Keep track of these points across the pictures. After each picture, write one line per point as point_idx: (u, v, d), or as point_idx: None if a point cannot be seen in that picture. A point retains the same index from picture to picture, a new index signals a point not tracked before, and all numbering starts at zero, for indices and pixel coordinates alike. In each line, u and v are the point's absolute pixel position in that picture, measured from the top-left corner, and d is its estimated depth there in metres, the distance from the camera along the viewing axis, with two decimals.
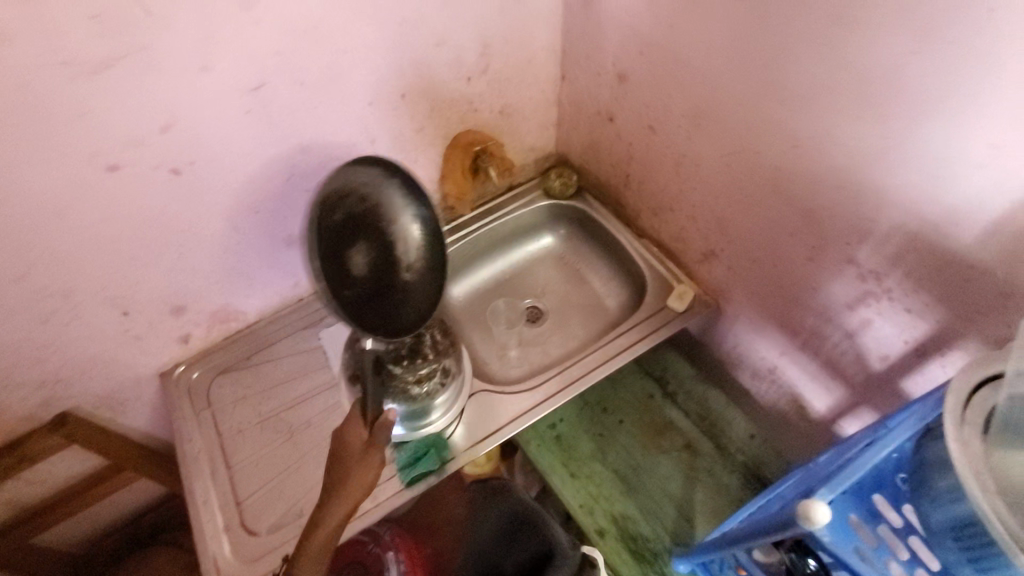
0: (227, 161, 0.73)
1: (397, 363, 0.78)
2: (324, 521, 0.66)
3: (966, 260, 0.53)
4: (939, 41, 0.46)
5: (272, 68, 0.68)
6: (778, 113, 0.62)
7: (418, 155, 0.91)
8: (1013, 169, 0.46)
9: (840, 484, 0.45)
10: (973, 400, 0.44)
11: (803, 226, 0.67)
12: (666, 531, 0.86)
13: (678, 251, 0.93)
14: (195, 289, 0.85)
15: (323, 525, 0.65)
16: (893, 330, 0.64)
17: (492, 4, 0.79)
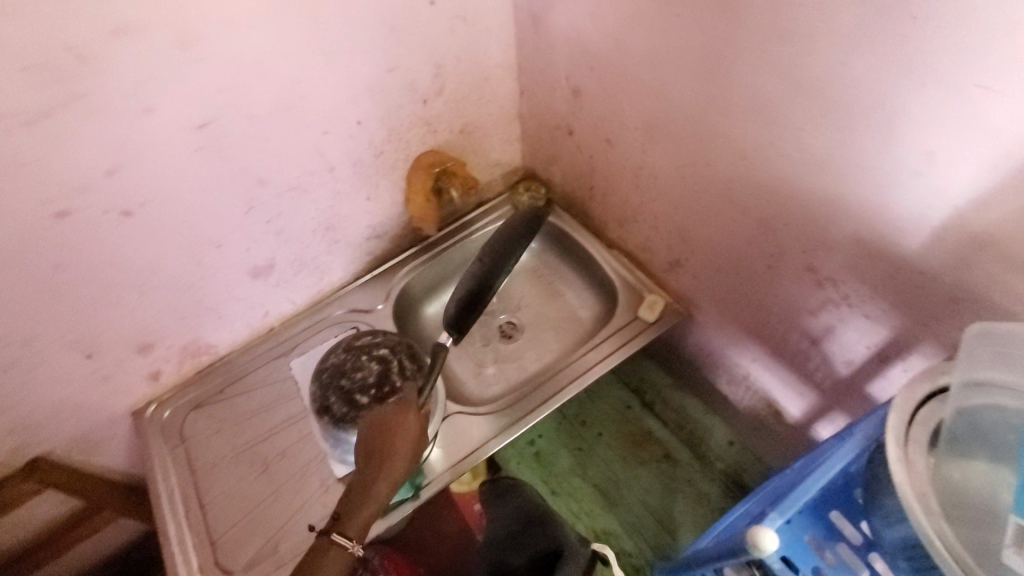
0: (182, 197, 0.72)
1: (365, 393, 0.77)
2: (373, 488, 0.65)
3: (914, 266, 0.52)
4: (867, 52, 0.46)
5: (219, 104, 0.67)
6: (725, 125, 0.62)
7: (380, 179, 0.90)
8: (949, 177, 0.46)
9: (789, 508, 0.46)
10: (921, 414, 0.44)
11: (759, 235, 0.67)
12: (647, 544, 0.87)
13: (646, 260, 0.93)
14: (164, 327, 0.83)
15: (373, 492, 0.65)
16: (855, 336, 0.64)
17: (442, 26, 0.79)
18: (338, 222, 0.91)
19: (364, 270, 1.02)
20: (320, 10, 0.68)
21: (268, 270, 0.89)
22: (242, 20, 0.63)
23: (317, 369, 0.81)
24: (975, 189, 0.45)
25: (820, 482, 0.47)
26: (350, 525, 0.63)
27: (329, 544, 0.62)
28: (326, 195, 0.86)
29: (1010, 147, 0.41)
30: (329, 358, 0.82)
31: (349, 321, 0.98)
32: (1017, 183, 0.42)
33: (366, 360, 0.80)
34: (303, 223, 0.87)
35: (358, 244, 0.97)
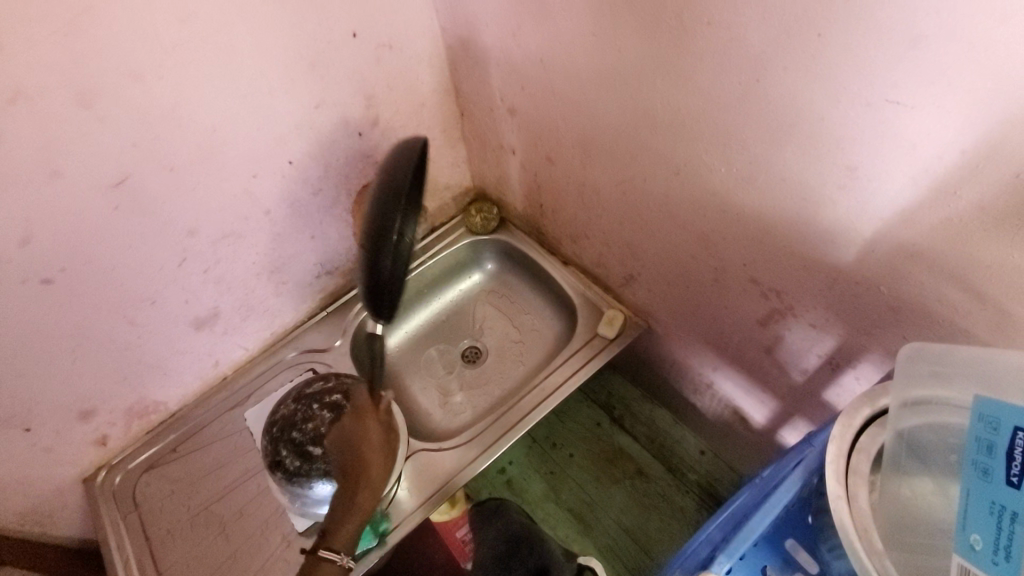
0: (105, 259, 0.68)
1: (317, 443, 0.75)
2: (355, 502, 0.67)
3: (852, 276, 0.51)
4: (776, 68, 0.44)
5: (133, 159, 0.64)
6: (657, 143, 0.61)
7: (322, 216, 0.87)
8: (875, 188, 0.44)
9: (736, 550, 0.47)
10: (863, 440, 0.43)
11: (702, 248, 0.66)
12: (624, 566, 0.87)
13: (602, 275, 0.92)
14: (102, 391, 0.79)
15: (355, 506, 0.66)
16: (807, 345, 0.62)
17: (367, 56, 0.77)
18: (283, 263, 0.88)
19: (318, 307, 0.99)
20: (232, 54, 0.65)
21: (212, 319, 0.85)
22: (146, 72, 0.60)
23: (269, 420, 0.78)
24: (901, 199, 0.43)
25: (769, 519, 0.47)
26: (337, 540, 0.65)
27: (318, 560, 0.64)
28: (265, 237, 0.83)
29: (928, 158, 0.40)
30: (279, 409, 0.79)
31: (305, 362, 0.95)
32: (940, 196, 0.40)
33: (317, 409, 0.77)
34: (243, 269, 0.83)
35: (308, 283, 0.94)
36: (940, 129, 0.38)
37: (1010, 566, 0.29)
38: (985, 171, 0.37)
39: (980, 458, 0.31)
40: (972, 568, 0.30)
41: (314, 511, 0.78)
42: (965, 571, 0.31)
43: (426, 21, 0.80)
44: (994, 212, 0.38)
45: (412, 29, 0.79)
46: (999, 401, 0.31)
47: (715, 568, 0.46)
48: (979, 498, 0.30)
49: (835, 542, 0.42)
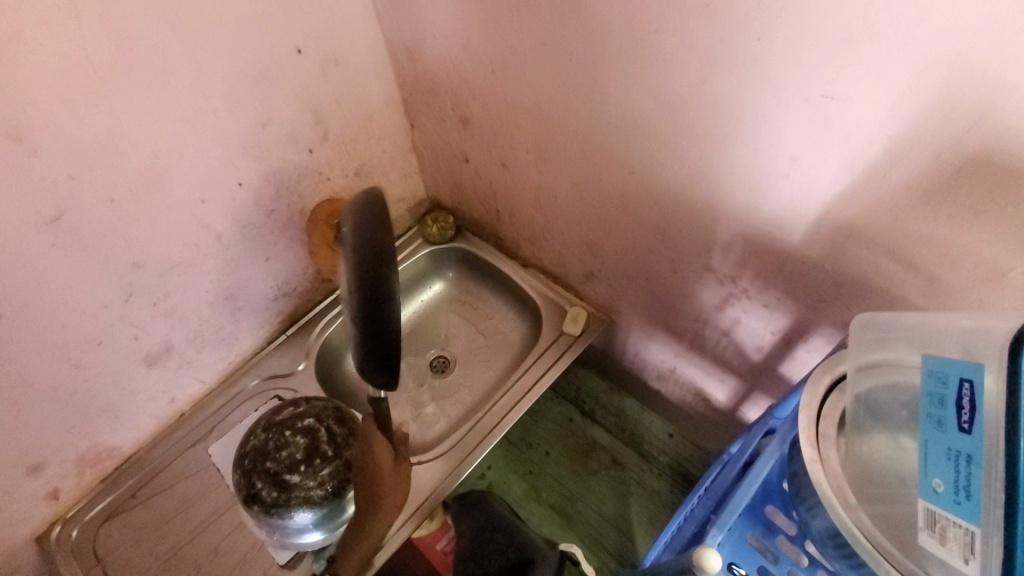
0: (47, 302, 0.64)
1: (294, 471, 0.72)
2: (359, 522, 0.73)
3: (799, 258, 0.55)
4: (721, 68, 0.47)
5: (71, 193, 0.60)
6: (612, 145, 0.63)
7: (276, 237, 0.85)
8: (816, 176, 0.48)
9: (725, 521, 0.49)
10: (827, 406, 0.46)
11: (660, 241, 0.69)
12: (608, 555, 0.89)
13: (562, 274, 0.94)
14: (49, 443, 0.74)
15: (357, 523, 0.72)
16: (759, 324, 0.67)
17: (313, 71, 0.75)
18: (237, 289, 0.85)
19: (277, 331, 0.96)
20: (171, 75, 0.62)
21: (165, 354, 0.81)
22: (80, 100, 0.56)
23: (239, 452, 0.75)
24: (838, 185, 0.47)
25: (751, 488, 0.50)
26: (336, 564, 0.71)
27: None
28: (218, 265, 0.80)
29: (861, 145, 0.43)
30: (249, 439, 0.76)
31: (269, 390, 0.92)
32: (873, 178, 0.44)
33: (291, 436, 0.74)
34: (196, 299, 0.80)
35: (265, 307, 0.91)
36: (868, 120, 0.42)
37: (971, 505, 0.32)
38: (911, 156, 0.41)
39: (935, 411, 0.35)
40: (937, 508, 0.34)
41: (297, 542, 0.76)
42: (933, 514, 0.35)
43: (370, 34, 0.79)
44: (920, 190, 0.43)
45: (356, 41, 0.78)
46: (946, 357, 0.35)
47: (709, 542, 0.49)
48: (937, 446, 0.34)
49: (810, 503, 0.45)
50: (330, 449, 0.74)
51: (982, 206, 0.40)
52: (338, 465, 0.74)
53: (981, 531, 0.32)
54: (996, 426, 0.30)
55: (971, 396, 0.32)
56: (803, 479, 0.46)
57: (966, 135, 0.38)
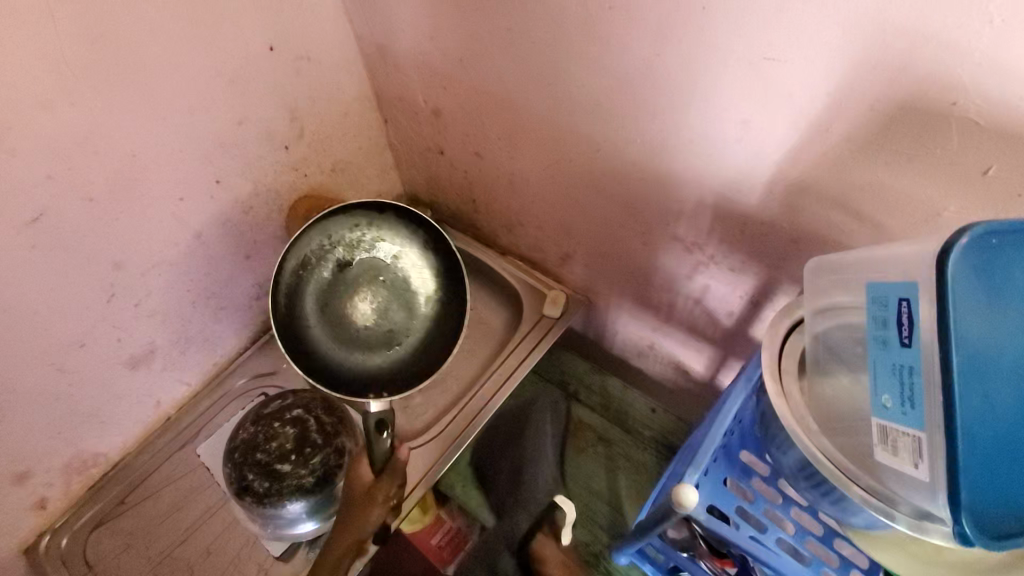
0: (28, 304, 0.64)
1: (285, 460, 0.74)
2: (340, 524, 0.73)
3: (758, 218, 0.59)
4: (673, 40, 0.51)
5: (49, 193, 0.60)
6: (578, 124, 0.66)
7: (255, 235, 0.86)
8: (766, 138, 0.51)
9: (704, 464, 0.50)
10: (787, 347, 0.49)
11: (630, 216, 0.72)
12: (601, 529, 0.92)
13: (540, 259, 0.97)
14: (34, 451, 0.73)
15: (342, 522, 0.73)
16: (728, 289, 0.70)
17: (287, 69, 0.77)
18: (219, 289, 0.85)
19: (260, 330, 0.97)
20: (146, 75, 0.63)
21: (148, 356, 0.81)
22: (57, 99, 0.57)
23: (228, 446, 0.76)
24: (785, 144, 0.51)
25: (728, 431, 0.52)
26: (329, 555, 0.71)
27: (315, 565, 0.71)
28: (198, 264, 0.80)
29: (804, 105, 0.47)
30: (238, 434, 0.77)
31: (254, 390, 0.94)
32: (816, 133, 0.48)
33: (280, 427, 0.76)
34: (178, 299, 0.80)
35: (247, 306, 0.92)
36: (808, 80, 0.45)
37: (915, 413, 0.35)
38: (848, 110, 0.45)
39: (880, 332, 0.38)
40: (889, 422, 0.37)
41: (289, 533, 0.76)
42: (885, 427, 0.37)
43: (340, 31, 0.81)
44: (858, 142, 0.46)
45: (327, 39, 0.80)
46: (888, 282, 0.38)
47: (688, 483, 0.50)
48: (884, 364, 0.37)
49: (779, 439, 0.48)
50: (321, 438, 0.75)
51: (915, 150, 0.44)
52: (329, 452, 0.75)
53: (926, 435, 0.34)
54: (931, 336, 0.33)
55: (910, 312, 0.35)
56: (773, 418, 0.49)
57: (895, 85, 0.41)
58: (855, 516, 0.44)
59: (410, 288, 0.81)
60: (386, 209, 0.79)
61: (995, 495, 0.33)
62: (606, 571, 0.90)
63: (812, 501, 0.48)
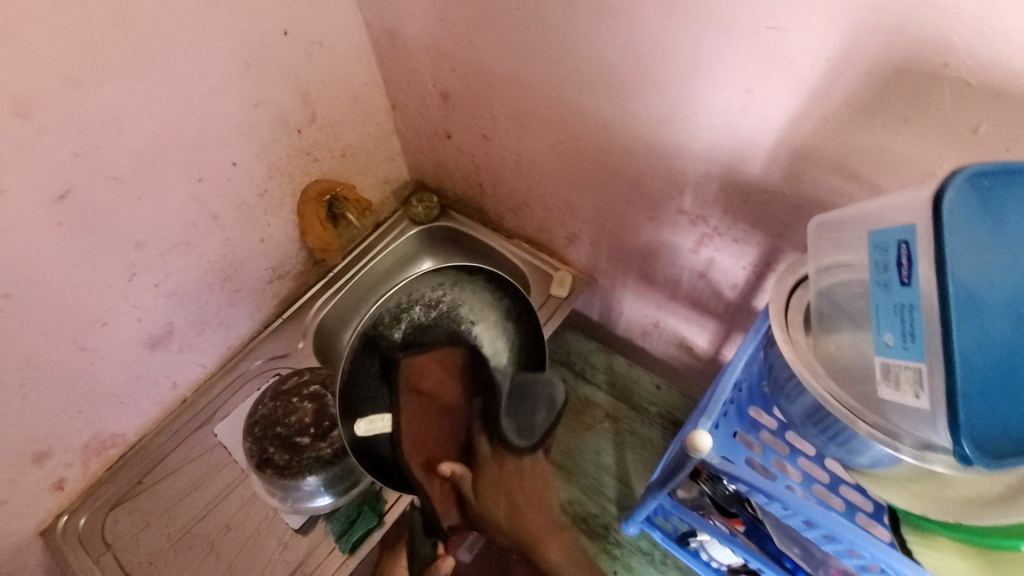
0: (53, 281, 0.66)
1: (304, 432, 0.80)
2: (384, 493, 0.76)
3: (761, 187, 0.61)
4: (679, 13, 0.53)
5: (74, 171, 0.62)
6: (587, 100, 0.69)
7: (269, 219, 0.88)
8: (768, 106, 0.54)
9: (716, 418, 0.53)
10: (792, 301, 0.52)
11: (636, 192, 0.74)
12: (609, 501, 0.93)
13: (546, 241, 0.99)
14: (56, 428, 0.75)
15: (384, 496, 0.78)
16: (732, 260, 0.72)
17: (300, 53, 0.79)
18: (234, 271, 0.87)
19: (273, 314, 0.99)
20: (168, 56, 0.65)
21: (166, 337, 0.83)
22: (83, 78, 0.59)
23: (249, 422, 0.82)
24: (786, 111, 0.53)
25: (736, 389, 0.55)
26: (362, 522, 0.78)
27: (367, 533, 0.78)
28: (215, 245, 0.82)
29: (804, 73, 0.50)
30: (258, 410, 0.83)
31: (269, 371, 0.95)
32: (816, 100, 0.51)
33: (299, 403, 0.82)
34: (194, 280, 0.82)
35: (261, 290, 0.94)
36: (809, 46, 0.48)
37: (916, 346, 0.37)
38: (846, 74, 0.47)
39: (881, 276, 0.40)
40: (892, 358, 0.39)
41: (309, 505, 0.80)
42: (888, 365, 0.40)
43: (352, 18, 0.83)
44: (856, 105, 0.49)
45: (339, 26, 0.82)
46: (888, 229, 0.40)
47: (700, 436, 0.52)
48: (887, 305, 0.39)
49: (788, 388, 0.50)
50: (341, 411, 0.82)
51: (910, 112, 0.46)
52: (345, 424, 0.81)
53: (927, 366, 0.36)
54: (928, 271, 0.36)
55: (908, 253, 0.38)
56: (782, 370, 0.51)
57: (891, 48, 0.44)
58: (860, 453, 0.47)
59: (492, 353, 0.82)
60: (472, 273, 0.86)
61: (995, 421, 0.35)
62: (616, 542, 0.90)
63: (821, 445, 0.50)
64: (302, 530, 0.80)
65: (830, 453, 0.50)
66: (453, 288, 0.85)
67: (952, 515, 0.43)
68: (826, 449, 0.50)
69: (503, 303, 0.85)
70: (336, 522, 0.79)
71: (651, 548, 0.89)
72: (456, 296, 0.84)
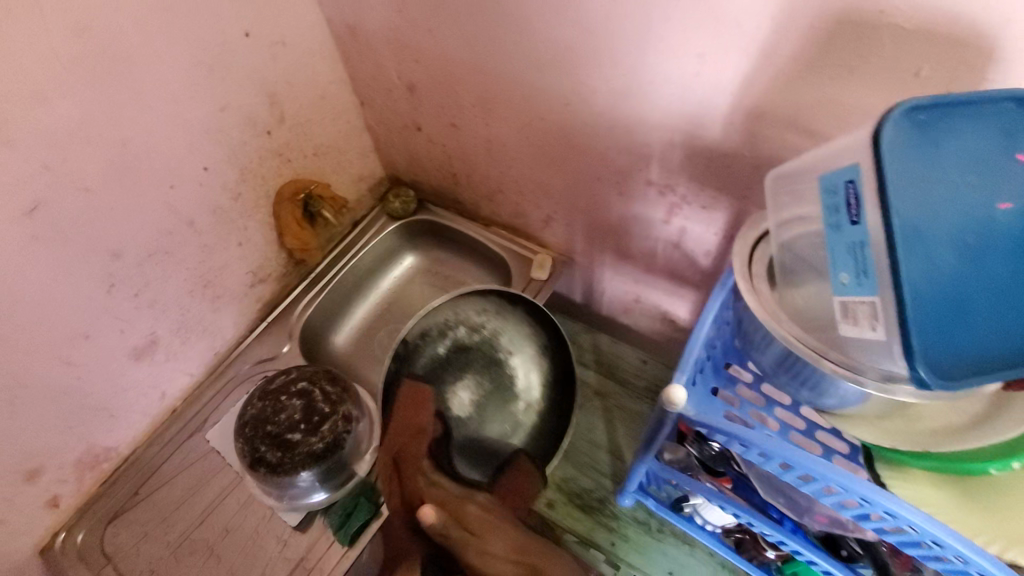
0: (32, 296, 0.66)
1: (295, 430, 0.80)
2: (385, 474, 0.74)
3: (723, 151, 0.63)
4: None
5: (45, 184, 0.62)
6: (549, 79, 0.69)
7: (245, 222, 0.88)
8: (721, 69, 0.55)
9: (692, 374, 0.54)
10: (757, 256, 0.53)
11: (606, 168, 0.75)
12: (604, 476, 0.94)
13: (523, 225, 1.00)
14: (47, 445, 0.75)
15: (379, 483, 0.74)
16: (702, 227, 0.74)
17: (263, 54, 0.79)
18: (214, 277, 0.88)
19: (257, 318, 0.99)
20: (131, 64, 0.65)
21: (151, 347, 0.83)
22: (46, 90, 0.59)
23: (239, 423, 0.82)
24: (738, 72, 0.55)
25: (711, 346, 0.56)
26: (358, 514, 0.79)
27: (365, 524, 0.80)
28: (193, 252, 0.82)
29: (751, 32, 0.51)
30: (247, 411, 0.83)
31: (257, 374, 0.95)
32: (765, 58, 0.52)
33: (287, 401, 0.82)
34: (176, 288, 0.82)
35: (243, 295, 0.94)
36: (753, 6, 0.49)
37: (870, 281, 0.38)
38: (790, 29, 0.49)
39: (834, 217, 0.41)
40: (849, 296, 0.40)
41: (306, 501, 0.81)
42: (846, 303, 0.41)
43: (312, 16, 0.83)
44: (802, 60, 0.50)
45: (300, 25, 0.82)
46: (836, 171, 0.41)
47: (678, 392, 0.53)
48: (840, 245, 0.40)
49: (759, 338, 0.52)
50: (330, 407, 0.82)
51: (854, 62, 0.48)
52: (335, 419, 0.81)
53: (881, 299, 0.37)
54: (874, 206, 0.37)
55: (856, 192, 0.39)
56: (751, 322, 0.52)
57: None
58: (829, 395, 0.49)
59: (526, 391, 0.82)
60: (507, 300, 0.86)
61: (946, 345, 0.36)
62: (613, 515, 0.91)
63: (793, 392, 0.52)
64: (301, 526, 0.81)
65: (803, 399, 0.51)
66: (495, 316, 0.85)
67: (919, 445, 0.45)
68: (799, 396, 0.52)
69: (540, 339, 0.85)
70: (333, 516, 0.80)
71: (647, 518, 0.90)
72: (499, 324, 0.84)
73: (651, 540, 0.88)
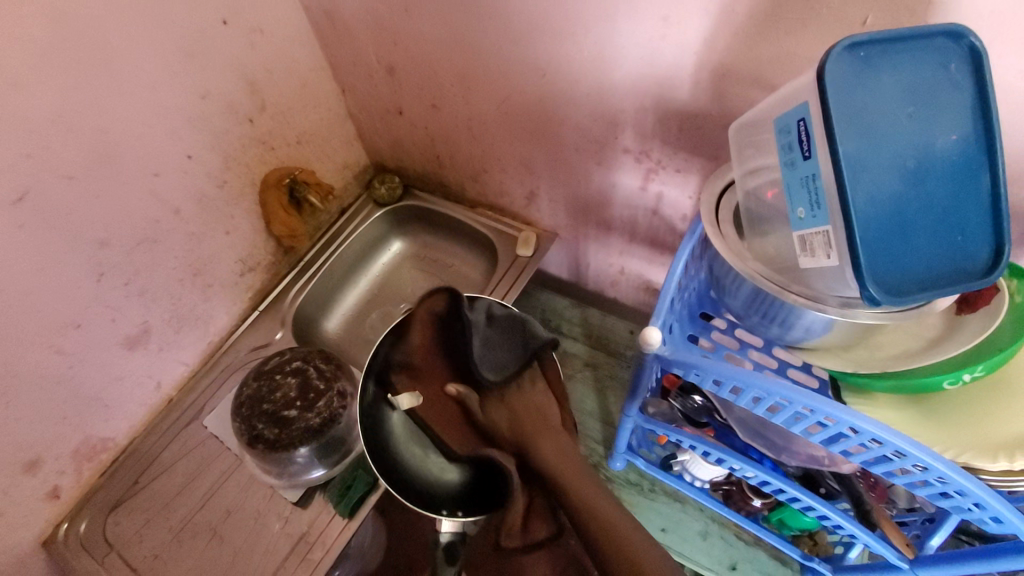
0: (22, 285, 0.67)
1: (291, 407, 0.82)
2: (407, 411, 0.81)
3: (692, 112, 0.65)
4: None
5: (29, 172, 0.63)
6: (523, 52, 0.72)
7: (232, 210, 0.90)
8: (684, 30, 0.58)
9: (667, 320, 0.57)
10: (723, 205, 0.56)
11: (583, 138, 0.78)
12: (596, 442, 0.97)
13: (506, 204, 1.02)
14: (45, 435, 0.76)
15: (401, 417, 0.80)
16: (678, 191, 0.76)
17: (241, 42, 0.81)
18: (204, 265, 0.89)
19: (250, 307, 1.01)
20: (111, 52, 0.66)
21: (144, 336, 0.84)
22: (27, 79, 0.60)
23: (235, 403, 0.83)
24: (700, 31, 0.57)
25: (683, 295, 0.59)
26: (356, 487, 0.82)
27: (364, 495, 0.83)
28: (180, 240, 0.84)
29: None
30: (242, 391, 0.85)
31: (251, 360, 0.97)
32: (724, 16, 0.55)
33: (283, 379, 0.84)
34: (165, 276, 0.84)
35: (233, 284, 0.96)
36: None
37: (822, 212, 0.41)
38: None
39: (788, 156, 0.44)
40: (805, 228, 0.43)
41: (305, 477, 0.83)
42: (803, 236, 0.43)
43: (290, 4, 0.85)
44: (758, 15, 0.53)
45: (278, 13, 0.84)
46: (788, 112, 0.44)
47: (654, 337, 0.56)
48: (795, 181, 0.43)
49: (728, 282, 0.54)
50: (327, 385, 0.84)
51: (806, 15, 0.50)
52: (331, 395, 0.84)
53: (833, 227, 0.40)
54: (822, 141, 0.40)
55: (806, 129, 0.41)
56: (721, 268, 0.55)
57: None
58: (794, 331, 0.52)
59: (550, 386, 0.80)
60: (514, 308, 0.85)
61: (890, 264, 0.40)
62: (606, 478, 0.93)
63: (763, 331, 0.55)
64: (300, 503, 0.83)
65: (772, 337, 0.54)
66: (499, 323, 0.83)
67: (877, 366, 0.49)
68: (770, 335, 0.54)
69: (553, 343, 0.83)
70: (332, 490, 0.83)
71: (639, 479, 0.93)
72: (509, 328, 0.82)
73: (644, 501, 0.91)
